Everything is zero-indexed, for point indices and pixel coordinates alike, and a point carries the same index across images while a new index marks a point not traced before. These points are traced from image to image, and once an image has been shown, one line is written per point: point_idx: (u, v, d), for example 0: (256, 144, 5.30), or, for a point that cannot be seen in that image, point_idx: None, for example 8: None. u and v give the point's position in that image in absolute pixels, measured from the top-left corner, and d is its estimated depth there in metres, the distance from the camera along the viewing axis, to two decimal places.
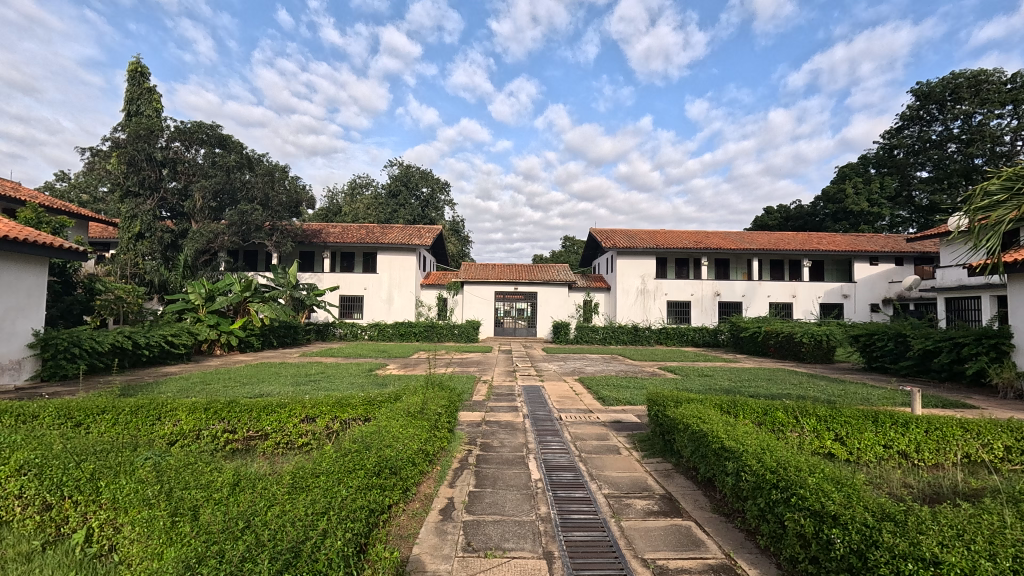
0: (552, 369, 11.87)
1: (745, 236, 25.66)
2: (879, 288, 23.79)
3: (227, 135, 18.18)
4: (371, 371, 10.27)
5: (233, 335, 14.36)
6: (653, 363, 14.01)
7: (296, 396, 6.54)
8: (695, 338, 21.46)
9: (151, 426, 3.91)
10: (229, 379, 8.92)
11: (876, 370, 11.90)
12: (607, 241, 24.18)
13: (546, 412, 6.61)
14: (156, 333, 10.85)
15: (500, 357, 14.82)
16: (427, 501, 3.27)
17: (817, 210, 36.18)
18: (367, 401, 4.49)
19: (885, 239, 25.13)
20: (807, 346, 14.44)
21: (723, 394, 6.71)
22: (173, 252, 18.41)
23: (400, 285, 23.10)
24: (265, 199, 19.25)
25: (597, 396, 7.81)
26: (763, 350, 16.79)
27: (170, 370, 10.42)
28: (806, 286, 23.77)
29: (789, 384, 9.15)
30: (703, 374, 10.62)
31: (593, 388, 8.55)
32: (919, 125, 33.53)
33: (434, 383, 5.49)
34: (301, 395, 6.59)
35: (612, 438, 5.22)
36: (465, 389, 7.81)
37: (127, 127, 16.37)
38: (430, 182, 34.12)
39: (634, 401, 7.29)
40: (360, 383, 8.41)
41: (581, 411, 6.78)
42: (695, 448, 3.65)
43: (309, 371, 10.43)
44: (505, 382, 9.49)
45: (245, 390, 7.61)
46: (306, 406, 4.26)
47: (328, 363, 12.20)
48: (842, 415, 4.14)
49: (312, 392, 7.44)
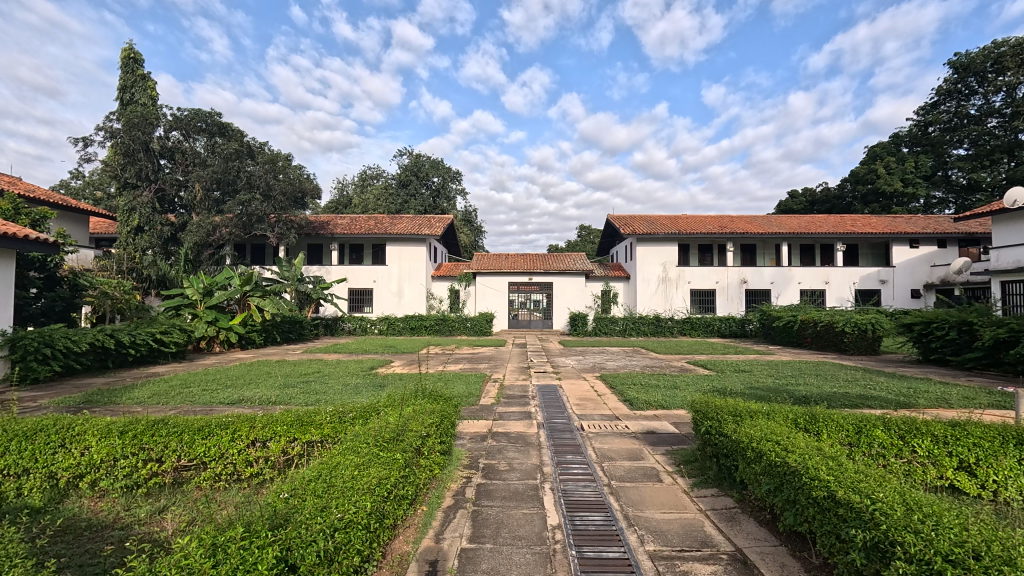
0: (570, 365, 10.86)
1: (772, 220, 24.22)
2: (920, 272, 22.24)
3: (227, 123, 17.53)
4: (371, 370, 9.37)
5: (233, 331, 13.62)
6: (679, 356, 12.91)
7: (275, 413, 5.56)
8: (722, 328, 20.23)
9: (50, 455, 3.03)
10: (213, 381, 8.01)
11: (933, 363, 10.67)
12: (625, 227, 23.03)
13: (564, 419, 5.61)
14: (144, 330, 10.13)
15: (513, 351, 13.91)
16: (398, 570, 2.30)
17: (845, 192, 34.42)
18: (341, 417, 3.53)
19: (925, 220, 23.48)
20: (850, 336, 13.17)
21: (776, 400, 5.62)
22: (174, 245, 17.80)
23: (410, 277, 22.28)
24: (268, 188, 18.49)
25: (624, 398, 6.78)
26: (798, 341, 15.54)
27: (159, 370, 9.70)
28: (840, 272, 22.27)
29: (842, 381, 8.02)
30: (739, 370, 9.48)
31: (618, 387, 7.54)
32: (957, 99, 31.54)
33: (427, 390, 4.50)
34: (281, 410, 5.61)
35: (648, 457, 4.21)
36: (470, 392, 6.84)
37: (122, 116, 15.72)
38: (441, 171, 33.23)
39: (668, 405, 6.28)
40: (354, 387, 7.39)
41: (606, 417, 5.76)
42: (773, 488, 2.61)
43: (304, 369, 9.58)
44: (517, 381, 8.53)
45: (223, 397, 6.66)
46: (256, 425, 3.30)
47: (329, 360, 11.33)
48: (970, 433, 3.06)
49: (298, 400, 6.46)
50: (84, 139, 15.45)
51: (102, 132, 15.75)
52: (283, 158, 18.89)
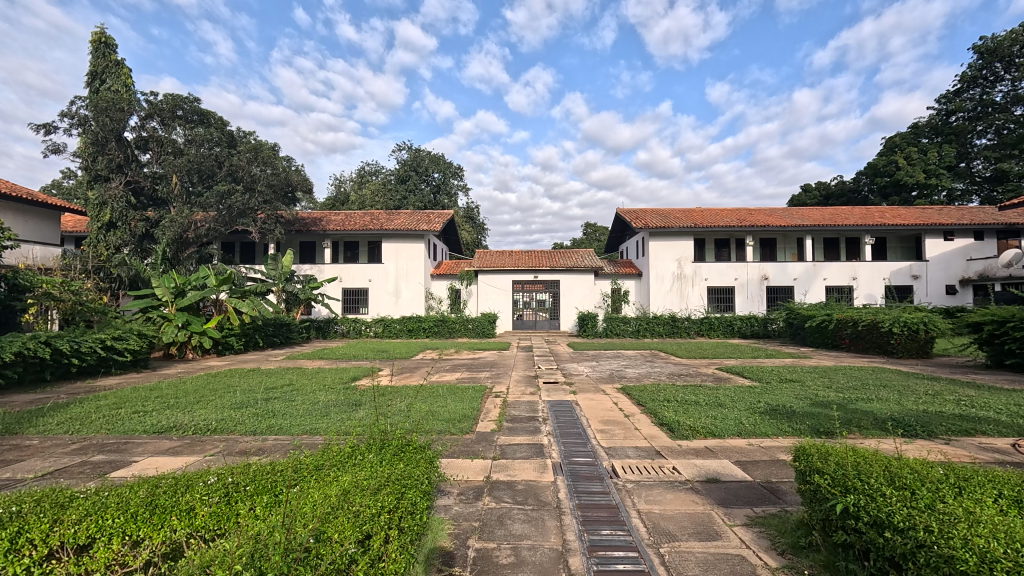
0: (583, 374, 9.45)
1: (794, 212, 22.66)
2: (955, 267, 20.69)
3: (207, 110, 16.35)
4: (351, 382, 7.94)
5: (207, 336, 12.27)
6: (706, 361, 11.41)
7: (205, 461, 4.10)
8: (743, 328, 18.76)
9: None
10: (155, 399, 6.57)
11: (1007, 369, 9.22)
12: (637, 220, 21.60)
13: (587, 457, 4.16)
14: (91, 336, 8.78)
15: (518, 356, 12.49)
16: None
17: (862, 185, 32.85)
18: (233, 490, 2.09)
19: (959, 211, 21.89)
20: (898, 338, 11.70)
21: (879, 447, 4.13)
22: (150, 243, 16.54)
23: (407, 275, 20.91)
24: (252, 181, 17.14)
25: (658, 422, 5.37)
26: (834, 343, 14.00)
27: (106, 382, 8.34)
28: (869, 267, 20.66)
29: (920, 394, 6.55)
30: (786, 380, 7.98)
31: (648, 405, 6.10)
32: (982, 86, 29.89)
33: (391, 435, 3.06)
34: (214, 459, 4.13)
35: (727, 535, 2.75)
36: (465, 417, 5.42)
37: (90, 101, 14.46)
38: (441, 166, 31.90)
39: (722, 433, 4.85)
40: (321, 410, 5.87)
41: (643, 454, 4.32)
42: None
43: (274, 381, 8.15)
44: (524, 395, 7.12)
45: (150, 424, 5.19)
46: (67, 518, 1.86)
47: (308, 368, 9.99)
48: None
49: (246, 431, 4.97)
50: (46, 125, 14.15)
51: (68, 118, 14.42)
52: (268, 148, 17.54)
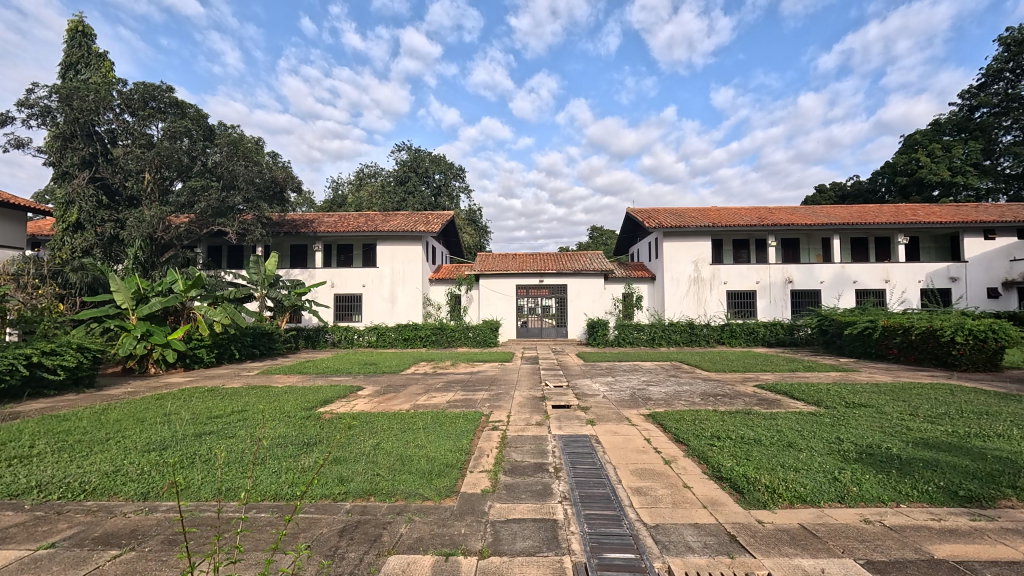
0: (599, 394, 7.96)
1: (818, 211, 21.05)
2: (997, 268, 19.02)
3: (183, 100, 15.01)
4: (316, 408, 6.46)
5: (170, 348, 10.81)
6: (739, 376, 9.85)
7: (31, 562, 2.60)
8: (767, 335, 17.19)
9: None
10: (61, 433, 5.15)
11: None
12: (650, 220, 20.08)
13: (626, 557, 2.62)
14: (13, 351, 7.38)
15: (522, 370, 11.03)
16: None
17: (880, 184, 31.14)
18: None
19: (998, 208, 20.20)
20: (962, 349, 10.11)
21: None
22: (121, 246, 15.13)
23: (404, 280, 19.46)
24: (232, 178, 15.80)
25: (716, 475, 3.86)
26: (879, 353, 12.42)
27: (33, 406, 6.99)
28: (902, 268, 19.07)
29: None
30: (853, 404, 6.45)
31: (695, 445, 4.58)
32: (1007, 81, 28.18)
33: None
34: (45, 558, 2.62)
35: None
36: (449, 469, 3.93)
37: (55, 90, 13.19)
38: (441, 166, 30.48)
39: (820, 499, 3.31)
40: (259, 454, 4.39)
41: (713, 543, 2.80)
42: None
43: (227, 405, 6.72)
44: (531, 426, 5.62)
45: (7, 482, 3.69)
46: None
47: (277, 387, 8.57)
48: None
49: (135, 495, 3.48)
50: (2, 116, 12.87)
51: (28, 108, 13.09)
52: (250, 143, 16.20)
